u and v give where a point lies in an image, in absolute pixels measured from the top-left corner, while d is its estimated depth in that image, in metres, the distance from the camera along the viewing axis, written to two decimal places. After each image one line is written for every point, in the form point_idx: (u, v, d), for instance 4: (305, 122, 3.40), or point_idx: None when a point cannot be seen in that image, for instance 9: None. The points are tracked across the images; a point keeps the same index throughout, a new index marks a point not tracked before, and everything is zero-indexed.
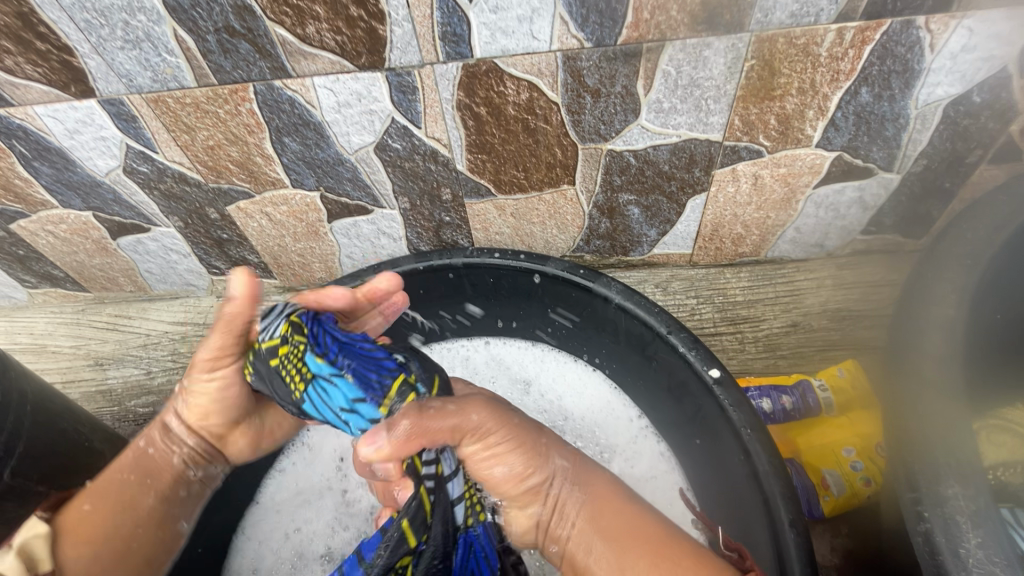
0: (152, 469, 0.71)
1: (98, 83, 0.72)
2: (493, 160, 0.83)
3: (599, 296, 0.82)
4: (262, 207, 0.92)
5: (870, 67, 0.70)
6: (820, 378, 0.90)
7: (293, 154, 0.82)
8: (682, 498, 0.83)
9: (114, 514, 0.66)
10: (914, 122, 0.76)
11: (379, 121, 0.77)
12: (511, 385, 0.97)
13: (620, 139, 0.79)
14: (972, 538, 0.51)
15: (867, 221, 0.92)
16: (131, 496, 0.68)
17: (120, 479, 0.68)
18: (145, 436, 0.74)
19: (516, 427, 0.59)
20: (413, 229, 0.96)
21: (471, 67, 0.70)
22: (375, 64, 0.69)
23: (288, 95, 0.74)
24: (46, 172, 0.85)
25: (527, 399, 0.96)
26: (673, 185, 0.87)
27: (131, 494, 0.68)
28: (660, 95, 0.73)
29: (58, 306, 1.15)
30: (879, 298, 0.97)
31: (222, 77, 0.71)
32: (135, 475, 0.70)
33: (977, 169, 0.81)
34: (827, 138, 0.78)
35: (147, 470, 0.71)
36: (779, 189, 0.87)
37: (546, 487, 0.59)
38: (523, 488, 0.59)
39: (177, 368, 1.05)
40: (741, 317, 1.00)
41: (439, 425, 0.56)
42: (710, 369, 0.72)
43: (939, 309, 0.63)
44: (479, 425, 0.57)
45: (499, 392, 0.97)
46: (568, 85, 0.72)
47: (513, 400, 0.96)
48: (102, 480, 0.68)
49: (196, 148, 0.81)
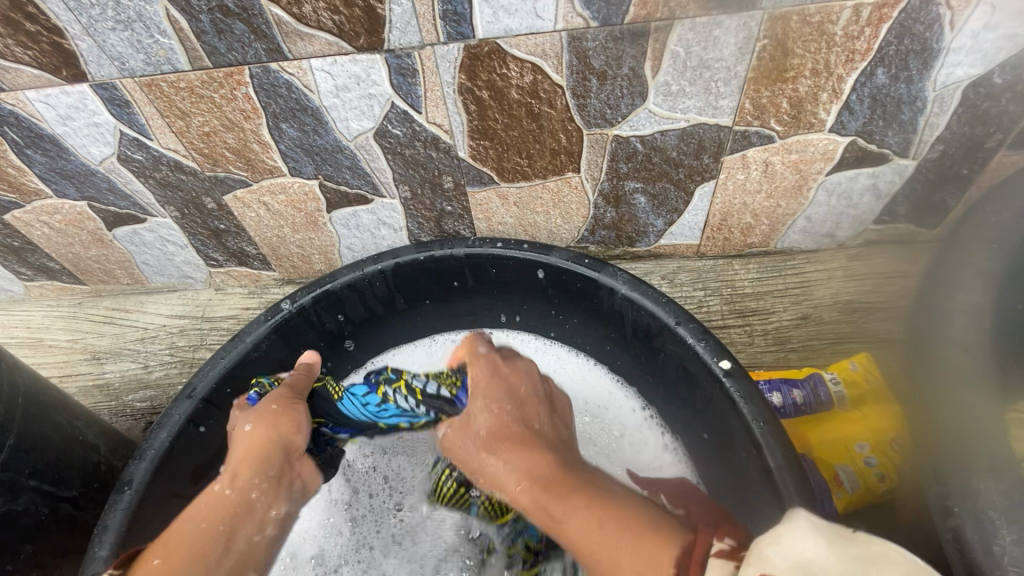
0: (228, 512, 0.65)
1: (90, 66, 0.70)
2: (495, 147, 0.81)
3: (604, 287, 0.80)
4: (260, 196, 0.90)
5: (887, 46, 0.67)
6: (831, 372, 0.87)
7: (291, 141, 0.80)
8: None
9: (186, 565, 0.57)
10: (932, 105, 0.73)
11: (378, 106, 0.75)
12: None
13: (626, 124, 0.77)
14: (1006, 533, 0.49)
15: (880, 210, 0.90)
16: (201, 545, 0.60)
17: (192, 528, 0.62)
18: (232, 475, 0.68)
19: (493, 427, 0.69)
20: (414, 219, 0.95)
21: (473, 48, 0.68)
22: (374, 46, 0.67)
23: (285, 79, 0.71)
24: (40, 160, 0.83)
25: None
26: (681, 172, 0.84)
27: (205, 541, 0.61)
28: (668, 77, 0.70)
29: (55, 300, 1.13)
30: (891, 290, 0.95)
31: (217, 60, 0.69)
32: (207, 522, 0.63)
33: (995, 154, 0.78)
34: (841, 123, 0.76)
35: (222, 516, 0.64)
36: (791, 176, 0.84)
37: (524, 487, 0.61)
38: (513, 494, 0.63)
39: (174, 362, 1.03)
40: (749, 310, 0.97)
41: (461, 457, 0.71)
42: (720, 360, 0.70)
43: (964, 295, 0.61)
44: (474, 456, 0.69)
45: None
46: (574, 67, 0.70)
47: None
48: (174, 527, 0.62)
49: (191, 134, 0.79)
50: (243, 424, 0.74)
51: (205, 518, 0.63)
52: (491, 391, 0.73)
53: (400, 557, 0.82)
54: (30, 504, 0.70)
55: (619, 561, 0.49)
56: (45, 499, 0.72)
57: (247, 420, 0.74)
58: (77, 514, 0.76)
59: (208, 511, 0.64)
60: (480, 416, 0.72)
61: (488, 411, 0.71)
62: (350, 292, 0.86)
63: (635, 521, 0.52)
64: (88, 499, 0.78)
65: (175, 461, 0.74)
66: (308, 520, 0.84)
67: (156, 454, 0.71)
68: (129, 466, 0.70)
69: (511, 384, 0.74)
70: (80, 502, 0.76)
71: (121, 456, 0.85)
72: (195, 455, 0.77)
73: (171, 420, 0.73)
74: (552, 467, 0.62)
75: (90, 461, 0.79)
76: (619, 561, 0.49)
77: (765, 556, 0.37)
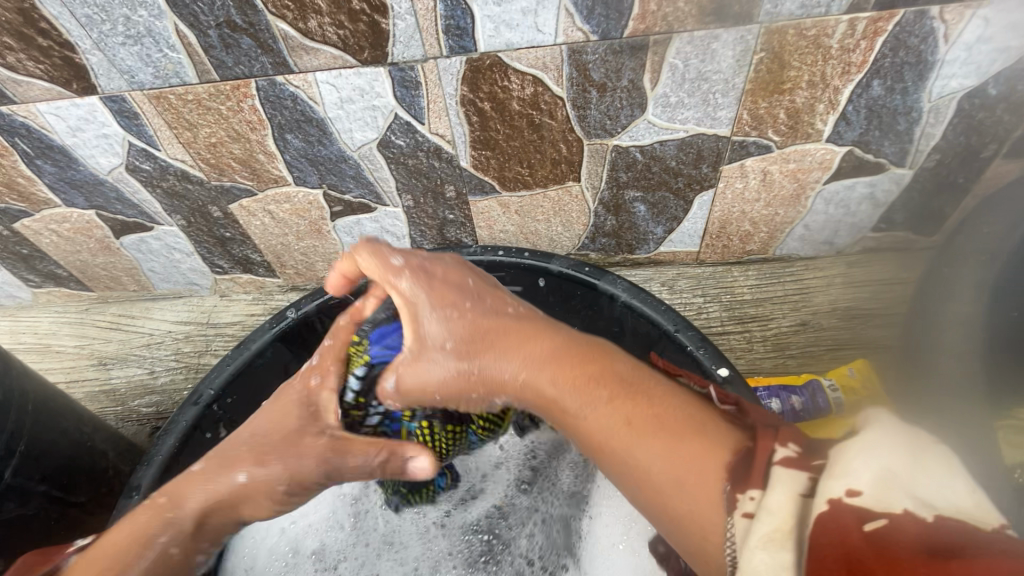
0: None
1: (100, 80, 0.71)
2: (497, 157, 0.82)
3: (604, 294, 0.81)
4: (265, 205, 0.91)
5: (883, 59, 0.68)
6: (830, 378, 0.88)
7: (296, 151, 0.82)
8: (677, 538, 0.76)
9: None
10: (927, 116, 0.74)
11: (382, 117, 0.76)
12: None
13: (626, 134, 0.78)
14: None
15: (878, 218, 0.90)
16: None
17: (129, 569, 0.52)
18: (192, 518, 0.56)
19: (451, 336, 0.57)
20: (416, 227, 0.96)
21: (475, 61, 0.69)
22: (378, 59, 0.69)
23: (291, 91, 0.73)
24: (49, 170, 0.85)
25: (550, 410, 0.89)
26: (680, 181, 0.85)
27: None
28: (667, 89, 0.72)
29: (62, 306, 1.15)
30: (889, 297, 0.95)
31: (224, 73, 0.70)
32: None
33: (991, 163, 0.79)
34: (838, 133, 0.77)
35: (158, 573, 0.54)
36: (789, 185, 0.85)
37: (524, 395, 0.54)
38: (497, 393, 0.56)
39: (180, 368, 1.04)
40: (749, 316, 0.98)
41: (412, 387, 0.60)
42: (718, 368, 0.70)
43: (957, 306, 0.64)
44: (430, 380, 0.58)
45: None
46: (574, 80, 0.71)
47: None
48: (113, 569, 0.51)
49: (199, 145, 0.80)
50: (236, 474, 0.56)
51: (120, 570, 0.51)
52: (437, 294, 0.59)
53: (393, 560, 0.83)
54: (39, 510, 0.71)
55: (652, 464, 0.44)
56: (55, 504, 0.73)
57: (240, 471, 0.56)
58: (85, 519, 0.77)
59: (122, 546, 0.52)
60: (427, 328, 0.58)
61: (443, 318, 0.58)
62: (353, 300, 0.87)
63: (679, 419, 0.45)
64: (96, 504, 0.79)
65: (182, 467, 0.75)
66: (311, 517, 0.84)
67: (162, 460, 0.72)
68: (137, 472, 0.71)
69: (449, 280, 0.61)
70: (88, 506, 0.78)
71: (128, 461, 0.87)
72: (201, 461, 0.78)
73: (178, 425, 0.74)
74: (551, 352, 0.53)
75: (98, 466, 0.80)
76: (649, 458, 0.44)
77: (848, 468, 0.35)
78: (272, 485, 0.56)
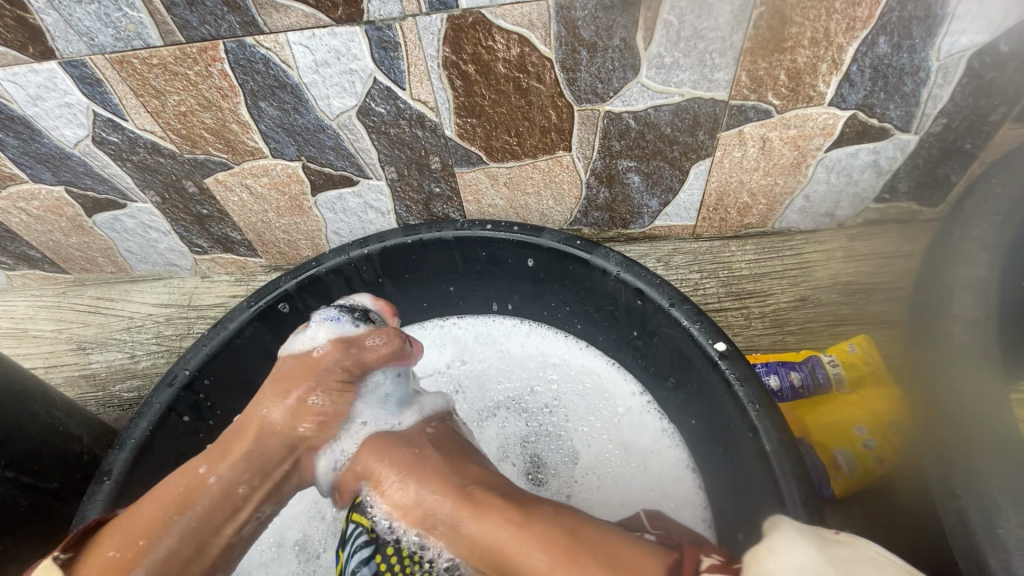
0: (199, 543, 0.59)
1: (58, 42, 0.67)
2: (483, 125, 0.78)
3: (597, 269, 0.78)
4: (242, 179, 0.87)
5: (890, 13, 0.64)
6: (831, 355, 0.85)
7: (271, 121, 0.77)
8: (679, 505, 0.78)
9: None
10: (935, 76, 0.70)
11: (361, 82, 0.72)
12: (534, 378, 0.92)
13: (619, 99, 0.74)
14: (1011, 516, 0.47)
15: (881, 187, 0.87)
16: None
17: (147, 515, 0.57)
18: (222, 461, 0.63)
19: (393, 462, 0.67)
20: (401, 202, 0.92)
21: (456, 18, 0.64)
22: (352, 17, 0.64)
23: (262, 54, 0.68)
24: (12, 144, 0.81)
25: (572, 396, 0.90)
26: (675, 150, 0.82)
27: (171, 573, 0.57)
28: (661, 48, 0.67)
29: (39, 290, 1.11)
30: (892, 271, 0.92)
31: (189, 34, 0.66)
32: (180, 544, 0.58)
33: (1000, 128, 0.76)
34: (841, 96, 0.73)
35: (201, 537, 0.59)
36: (788, 153, 0.82)
37: (431, 515, 0.60)
38: (411, 510, 0.62)
39: (161, 351, 1.02)
40: (747, 292, 0.95)
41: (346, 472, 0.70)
42: (715, 342, 0.68)
43: (968, 271, 0.59)
44: (365, 466, 0.68)
45: (488, 375, 0.93)
46: (562, 38, 0.67)
47: (551, 395, 0.90)
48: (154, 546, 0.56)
49: (167, 115, 0.76)
50: (270, 410, 0.68)
51: (187, 503, 0.59)
52: (382, 447, 0.69)
53: None
54: (7, 496, 0.68)
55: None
56: (24, 490, 0.70)
57: (320, 394, 0.70)
58: (57, 505, 0.74)
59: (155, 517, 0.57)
60: (362, 454, 0.70)
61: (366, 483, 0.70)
62: (335, 278, 0.85)
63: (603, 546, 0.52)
64: (69, 490, 0.76)
65: (157, 450, 0.73)
66: (295, 511, 0.85)
67: (135, 443, 0.70)
68: (109, 456, 0.69)
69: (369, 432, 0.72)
70: (60, 493, 0.75)
71: (104, 446, 0.84)
72: (178, 444, 0.76)
73: (151, 408, 0.73)
74: (469, 494, 0.60)
75: (72, 452, 0.77)
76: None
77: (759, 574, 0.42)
78: (298, 408, 0.69)
